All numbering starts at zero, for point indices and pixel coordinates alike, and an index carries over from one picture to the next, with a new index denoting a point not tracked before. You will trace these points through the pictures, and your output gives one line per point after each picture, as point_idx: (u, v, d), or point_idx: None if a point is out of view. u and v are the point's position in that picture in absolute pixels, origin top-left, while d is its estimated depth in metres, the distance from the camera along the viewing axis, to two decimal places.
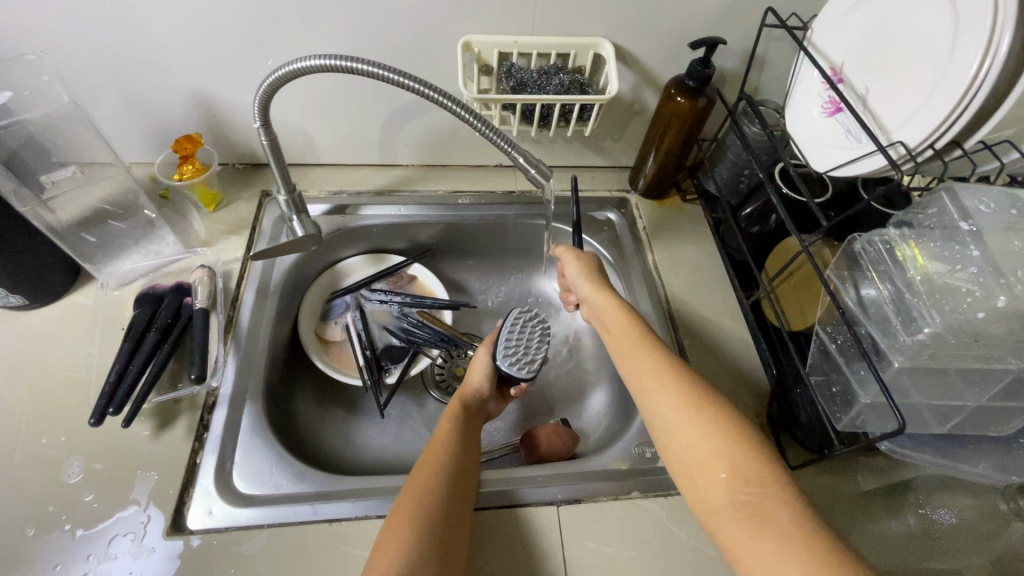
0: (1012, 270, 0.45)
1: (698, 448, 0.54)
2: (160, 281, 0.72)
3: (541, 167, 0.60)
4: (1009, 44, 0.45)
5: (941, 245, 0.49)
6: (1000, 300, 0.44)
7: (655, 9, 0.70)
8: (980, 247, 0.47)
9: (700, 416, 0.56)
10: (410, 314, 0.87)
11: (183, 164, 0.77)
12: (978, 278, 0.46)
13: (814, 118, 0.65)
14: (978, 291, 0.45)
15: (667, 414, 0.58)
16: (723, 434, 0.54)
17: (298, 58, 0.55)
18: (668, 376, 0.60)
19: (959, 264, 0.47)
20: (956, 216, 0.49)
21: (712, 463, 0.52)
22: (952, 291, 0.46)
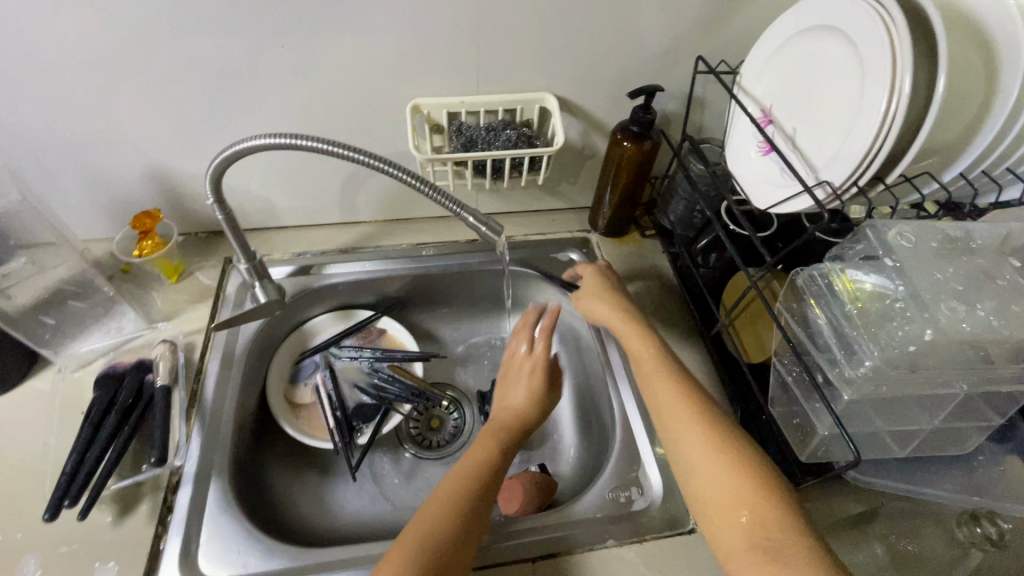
0: (935, 302, 0.48)
1: (719, 489, 0.55)
2: (120, 358, 0.71)
3: (492, 224, 0.61)
4: (909, 87, 0.48)
5: (873, 279, 0.51)
6: (927, 333, 0.47)
7: (592, 63, 0.74)
8: (906, 282, 0.49)
9: (724, 453, 0.57)
10: (381, 369, 0.88)
11: (143, 239, 0.77)
12: (906, 310, 0.49)
13: (751, 157, 0.67)
14: (908, 324, 0.48)
15: (692, 456, 0.58)
16: (747, 475, 0.54)
17: (245, 138, 0.57)
18: (695, 411, 0.61)
19: (890, 298, 0.50)
20: (881, 250, 0.52)
21: (734, 504, 0.53)
22: (886, 326, 0.49)
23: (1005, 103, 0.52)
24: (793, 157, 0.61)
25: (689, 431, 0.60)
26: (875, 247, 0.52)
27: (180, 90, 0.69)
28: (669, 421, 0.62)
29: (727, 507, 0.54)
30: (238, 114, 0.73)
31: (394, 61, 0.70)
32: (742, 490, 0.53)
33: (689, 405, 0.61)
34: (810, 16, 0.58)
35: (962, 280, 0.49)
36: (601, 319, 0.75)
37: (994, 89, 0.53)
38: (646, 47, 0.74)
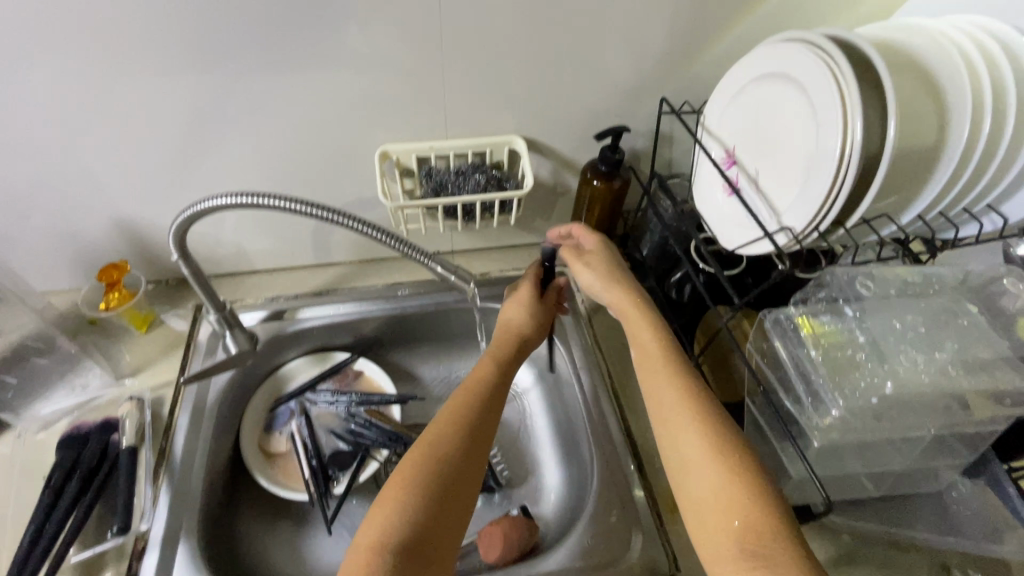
0: (894, 351, 0.49)
1: (710, 491, 0.49)
2: (85, 418, 0.70)
3: (461, 273, 0.69)
4: (861, 132, 0.49)
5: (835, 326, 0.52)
6: (887, 386, 0.48)
7: (557, 107, 0.75)
8: (865, 332, 0.51)
9: (715, 445, 0.50)
10: (357, 414, 0.86)
11: (110, 292, 0.77)
12: (867, 362, 0.49)
13: (717, 198, 0.68)
14: (871, 375, 0.49)
15: (684, 451, 0.52)
16: (743, 478, 0.48)
17: (206, 198, 0.56)
18: (690, 396, 0.54)
19: (852, 346, 0.50)
20: (841, 299, 0.54)
21: (726, 508, 0.47)
22: (849, 373, 0.49)
23: (954, 151, 0.54)
24: (757, 198, 0.62)
25: (682, 417, 0.53)
26: (836, 295, 0.55)
27: (143, 144, 0.69)
28: (660, 406, 0.55)
29: (712, 504, 0.48)
30: (203, 164, 0.73)
31: (360, 110, 0.71)
32: (733, 491, 0.47)
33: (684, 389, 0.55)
34: (760, 59, 0.59)
35: (920, 327, 0.50)
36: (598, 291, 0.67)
37: (944, 137, 0.55)
38: (610, 89, 0.75)
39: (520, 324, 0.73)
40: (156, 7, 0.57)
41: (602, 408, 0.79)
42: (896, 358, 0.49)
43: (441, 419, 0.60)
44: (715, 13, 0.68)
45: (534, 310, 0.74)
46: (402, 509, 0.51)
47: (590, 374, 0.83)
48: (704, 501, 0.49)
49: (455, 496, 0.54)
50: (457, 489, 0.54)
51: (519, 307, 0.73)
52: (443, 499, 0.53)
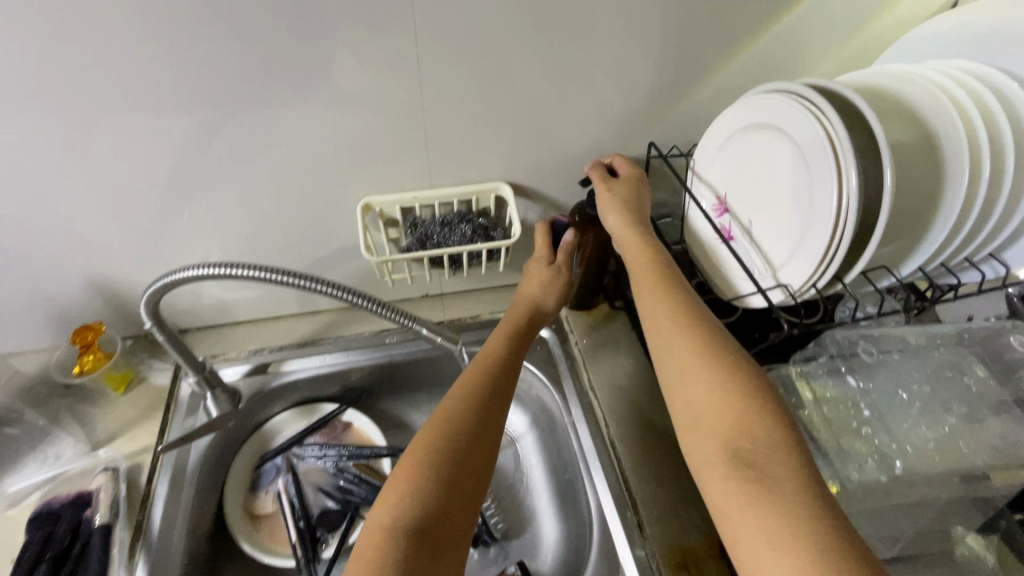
0: (898, 424, 0.53)
1: (704, 400, 0.54)
2: (57, 491, 0.66)
3: (445, 334, 0.74)
4: (856, 183, 0.47)
5: (839, 396, 0.56)
6: (896, 466, 0.51)
7: (542, 153, 0.74)
8: (871, 408, 0.55)
9: (714, 367, 0.54)
10: (346, 469, 0.83)
11: (84, 355, 0.74)
12: (874, 439, 0.53)
13: (711, 246, 0.66)
14: (876, 455, 0.52)
15: (679, 364, 0.57)
16: (734, 388, 0.53)
17: (178, 270, 0.54)
18: (687, 323, 0.58)
19: (858, 421, 0.54)
20: (844, 368, 0.57)
21: (718, 413, 0.53)
22: (857, 456, 0.52)
23: (954, 197, 0.52)
24: (753, 248, 0.60)
25: (681, 343, 0.57)
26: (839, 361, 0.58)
27: (117, 205, 0.67)
28: (662, 330, 0.60)
29: (711, 424, 0.52)
30: (180, 222, 0.71)
31: (339, 165, 0.69)
32: (731, 409, 0.52)
33: (682, 317, 0.59)
34: (741, 110, 0.58)
35: (924, 398, 0.54)
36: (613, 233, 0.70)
37: (942, 183, 0.53)
38: (595, 134, 0.74)
39: (539, 295, 0.75)
40: (127, 76, 0.56)
41: (599, 461, 0.74)
42: (906, 437, 0.52)
43: (457, 384, 0.63)
44: (697, 60, 0.68)
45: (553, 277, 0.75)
46: (420, 465, 0.54)
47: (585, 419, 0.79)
48: (704, 421, 0.53)
49: (470, 448, 0.57)
50: (470, 441, 0.57)
51: (535, 281, 0.76)
52: (458, 451, 0.56)
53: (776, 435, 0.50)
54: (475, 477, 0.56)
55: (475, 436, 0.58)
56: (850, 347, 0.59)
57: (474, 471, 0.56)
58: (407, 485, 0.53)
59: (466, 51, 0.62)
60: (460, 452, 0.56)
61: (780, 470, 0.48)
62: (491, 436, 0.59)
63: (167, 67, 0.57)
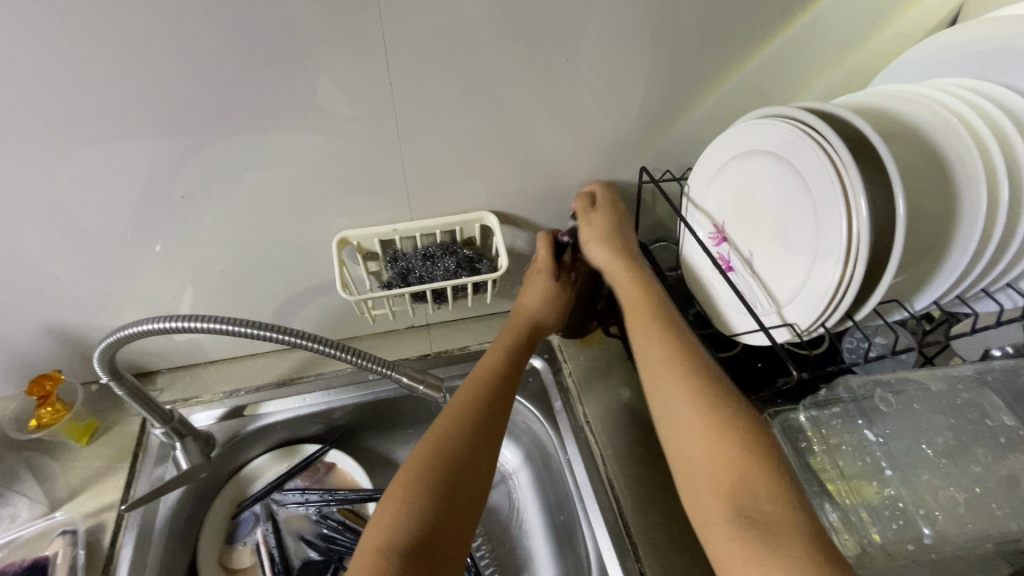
0: (920, 482, 0.50)
1: (695, 447, 0.51)
2: (12, 558, 0.61)
3: (428, 381, 0.67)
4: (867, 212, 0.44)
5: (857, 450, 0.52)
6: (925, 532, 0.47)
7: (529, 179, 0.70)
8: (891, 464, 0.51)
9: (704, 412, 0.52)
10: (330, 516, 0.78)
11: (42, 406, 0.69)
12: (898, 500, 0.49)
13: (710, 277, 0.63)
14: (902, 516, 0.49)
15: (672, 408, 0.54)
16: (728, 434, 0.50)
17: (132, 323, 0.50)
18: (678, 366, 0.57)
19: (877, 477, 0.51)
20: (860, 420, 0.54)
21: (711, 462, 0.49)
22: (879, 512, 0.49)
23: (974, 220, 0.48)
24: (755, 278, 0.57)
25: (674, 384, 0.55)
26: (854, 411, 0.55)
27: (71, 247, 0.62)
28: (653, 374, 0.58)
29: (710, 475, 0.49)
30: (144, 262, 0.66)
31: (312, 197, 0.65)
32: (728, 458, 0.49)
33: (673, 356, 0.58)
34: (734, 134, 0.55)
35: (946, 452, 0.52)
36: (601, 264, 0.71)
37: (956, 207, 0.49)
38: (583, 160, 0.70)
39: (541, 314, 0.74)
40: (75, 115, 0.52)
41: (594, 500, 0.70)
42: (930, 497, 0.49)
43: (455, 399, 0.63)
44: (688, 82, 0.64)
45: (553, 293, 0.75)
46: (418, 474, 0.54)
47: (579, 460, 0.75)
48: (700, 471, 0.50)
49: (469, 459, 0.57)
50: (470, 452, 0.57)
51: (535, 294, 0.75)
52: (457, 460, 0.56)
53: (782, 487, 0.46)
54: (474, 490, 0.56)
55: (474, 447, 0.58)
56: (866, 394, 0.56)
57: (473, 484, 0.56)
58: (406, 496, 0.53)
59: (444, 79, 0.58)
60: (460, 463, 0.56)
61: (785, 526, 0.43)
62: (491, 447, 0.60)
63: (119, 103, 0.52)
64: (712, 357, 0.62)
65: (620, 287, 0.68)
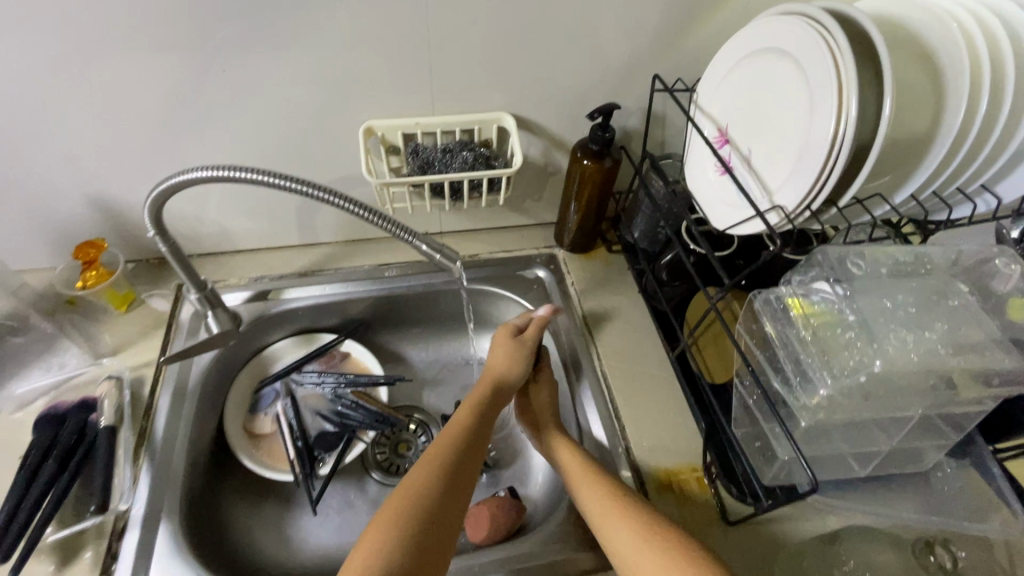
0: (884, 331, 0.49)
1: (616, 536, 0.58)
2: (63, 397, 0.68)
3: (445, 252, 0.64)
4: (857, 109, 0.48)
5: (825, 306, 0.51)
6: (877, 364, 0.47)
7: (546, 83, 0.74)
8: (855, 311, 0.50)
9: (625, 505, 0.60)
10: (344, 396, 0.85)
11: (86, 270, 0.74)
12: (857, 340, 0.49)
13: (709, 177, 0.67)
14: (861, 355, 0.48)
15: (590, 505, 0.61)
16: (645, 527, 0.57)
17: (182, 170, 0.55)
18: (586, 466, 0.65)
19: (842, 327, 0.50)
20: (831, 279, 0.53)
21: (634, 546, 0.56)
22: (839, 356, 0.48)
23: (957, 107, 0.52)
24: (751, 178, 0.61)
25: (587, 481, 0.63)
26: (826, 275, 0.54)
27: (116, 116, 0.66)
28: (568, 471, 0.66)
29: (645, 563, 0.55)
30: (182, 139, 0.71)
31: (344, 85, 0.69)
32: (654, 544, 0.55)
33: (589, 465, 0.65)
34: (753, 38, 0.58)
35: (912, 308, 0.50)
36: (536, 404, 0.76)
37: (943, 94, 0.53)
38: (601, 65, 0.73)
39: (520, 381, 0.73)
40: None
41: (584, 383, 0.77)
42: (894, 343, 0.48)
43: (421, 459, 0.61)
44: None
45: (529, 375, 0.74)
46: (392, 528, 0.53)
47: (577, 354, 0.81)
48: (631, 559, 0.56)
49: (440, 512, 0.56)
50: (440, 503, 0.57)
51: (503, 357, 0.73)
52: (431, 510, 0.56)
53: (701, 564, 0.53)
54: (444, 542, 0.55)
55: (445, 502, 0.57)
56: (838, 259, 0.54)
57: (446, 535, 0.56)
58: (382, 547, 0.52)
59: None
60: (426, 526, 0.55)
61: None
62: (461, 496, 0.59)
63: None
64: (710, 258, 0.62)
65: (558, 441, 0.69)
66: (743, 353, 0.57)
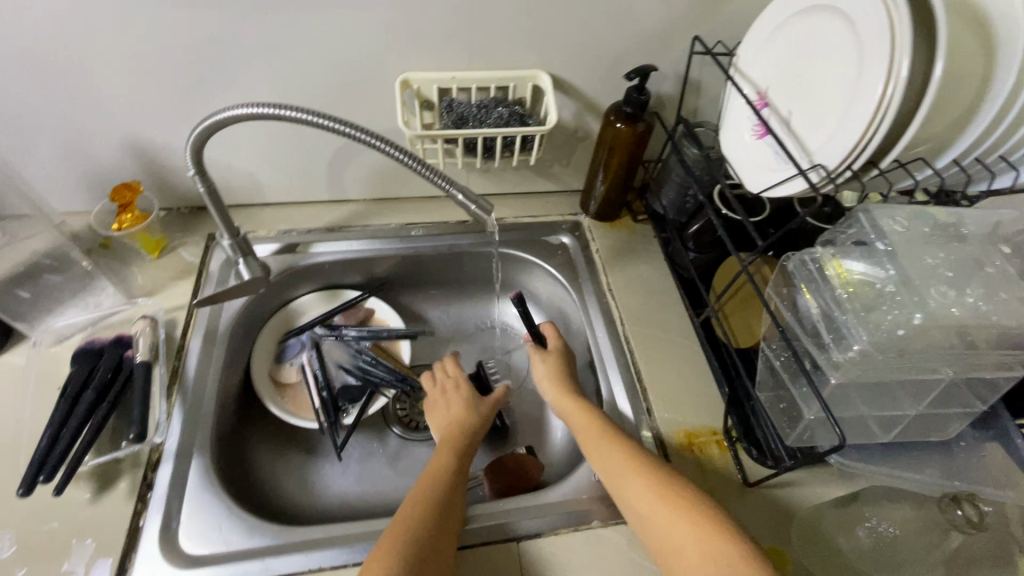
0: (925, 287, 0.48)
1: (640, 500, 0.58)
2: (99, 334, 0.70)
3: (481, 202, 0.60)
4: (908, 69, 0.47)
5: (864, 264, 0.51)
6: (917, 317, 0.47)
7: (585, 42, 0.73)
8: (896, 265, 0.50)
9: (647, 470, 0.59)
10: (367, 351, 0.86)
11: (122, 213, 0.76)
12: (896, 294, 0.49)
13: (745, 141, 0.67)
14: (899, 309, 0.48)
15: (611, 468, 0.61)
16: (668, 489, 0.57)
17: (225, 107, 0.55)
18: (606, 429, 0.65)
19: (880, 282, 0.50)
20: (873, 235, 0.52)
21: (658, 508, 0.56)
22: (876, 310, 0.49)
23: (1007, 76, 0.51)
24: (788, 142, 0.61)
25: (607, 445, 0.63)
26: (867, 233, 0.53)
27: (156, 58, 0.66)
28: (587, 438, 0.66)
29: (664, 521, 0.55)
30: (219, 84, 0.71)
31: (383, 34, 0.68)
32: (671, 504, 0.56)
33: (606, 430, 0.65)
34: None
35: (952, 266, 0.49)
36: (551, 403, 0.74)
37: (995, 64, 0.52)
38: (641, 26, 0.72)
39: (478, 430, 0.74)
40: None
41: (606, 347, 0.78)
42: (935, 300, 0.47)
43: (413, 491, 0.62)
44: None
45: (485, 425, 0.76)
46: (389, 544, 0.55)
47: (603, 317, 0.81)
48: (649, 516, 0.57)
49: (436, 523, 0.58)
50: (435, 517, 0.58)
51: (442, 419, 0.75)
52: (426, 524, 0.57)
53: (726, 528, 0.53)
54: (445, 546, 0.57)
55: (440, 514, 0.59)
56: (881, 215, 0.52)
57: (446, 541, 0.57)
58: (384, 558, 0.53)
59: None
60: (429, 538, 0.56)
61: (733, 556, 0.51)
62: (454, 511, 0.61)
63: None
64: (745, 223, 0.61)
65: (574, 419, 0.69)
66: (773, 313, 0.58)
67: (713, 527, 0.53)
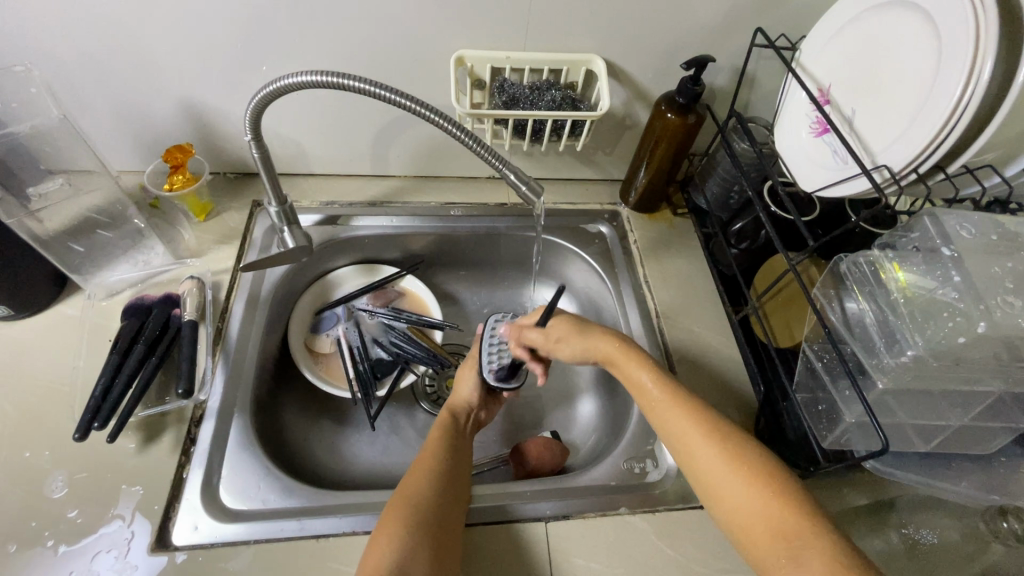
0: (991, 296, 0.47)
1: (706, 464, 0.55)
2: (148, 291, 0.72)
3: (532, 184, 0.60)
4: (989, 73, 0.46)
5: (924, 269, 0.51)
6: (981, 326, 0.46)
7: (643, 28, 0.72)
8: (963, 273, 0.49)
9: (708, 438, 0.56)
10: (399, 328, 0.87)
11: (173, 173, 0.77)
12: (957, 301, 0.48)
13: (802, 138, 0.66)
14: (959, 317, 0.47)
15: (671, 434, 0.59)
16: (729, 455, 0.54)
17: (288, 74, 0.56)
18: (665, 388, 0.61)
19: (941, 287, 0.49)
20: (937, 240, 0.51)
21: (724, 471, 0.54)
22: (934, 316, 0.49)
23: None
24: (850, 142, 0.60)
25: (666, 407, 0.60)
26: (932, 241, 0.52)
27: (216, 23, 0.67)
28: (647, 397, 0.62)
29: (727, 485, 0.53)
30: (276, 51, 0.71)
31: (441, 9, 0.68)
32: (731, 471, 0.53)
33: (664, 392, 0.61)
34: None
35: (1018, 277, 0.48)
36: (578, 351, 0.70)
37: None
38: (702, 15, 0.71)
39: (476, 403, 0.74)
40: None
41: (642, 342, 0.77)
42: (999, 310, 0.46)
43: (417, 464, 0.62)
44: None
45: (487, 386, 0.75)
46: (392, 529, 0.53)
47: (637, 307, 0.81)
48: (713, 483, 0.54)
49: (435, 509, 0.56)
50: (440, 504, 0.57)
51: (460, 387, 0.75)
52: (427, 513, 0.55)
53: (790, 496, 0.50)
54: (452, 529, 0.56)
55: (444, 505, 0.57)
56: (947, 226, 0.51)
57: (452, 523, 0.56)
58: (391, 552, 0.51)
59: None
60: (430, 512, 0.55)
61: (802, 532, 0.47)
62: (460, 497, 0.59)
63: None
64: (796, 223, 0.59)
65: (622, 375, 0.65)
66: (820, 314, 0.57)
67: (777, 500, 0.50)
